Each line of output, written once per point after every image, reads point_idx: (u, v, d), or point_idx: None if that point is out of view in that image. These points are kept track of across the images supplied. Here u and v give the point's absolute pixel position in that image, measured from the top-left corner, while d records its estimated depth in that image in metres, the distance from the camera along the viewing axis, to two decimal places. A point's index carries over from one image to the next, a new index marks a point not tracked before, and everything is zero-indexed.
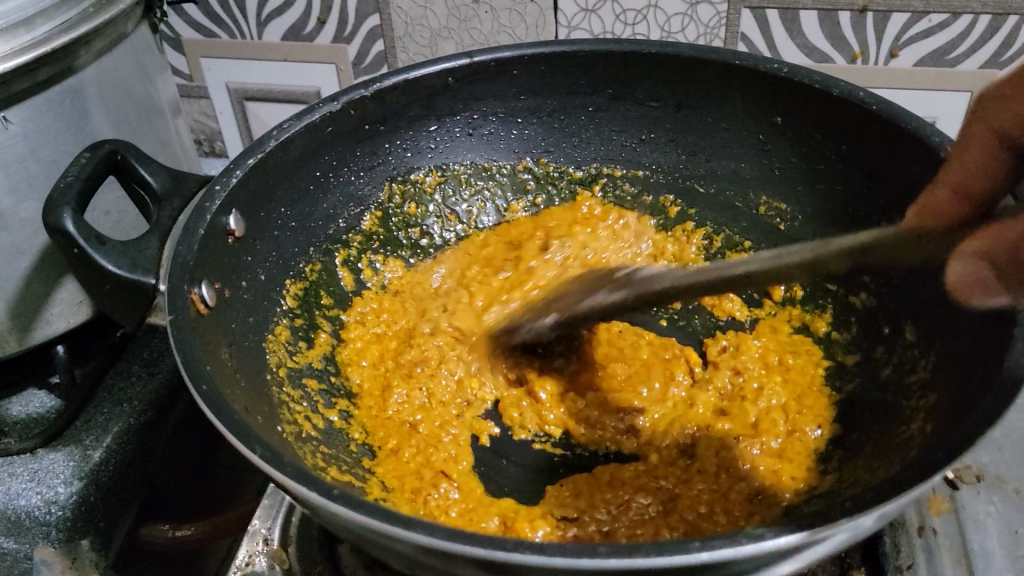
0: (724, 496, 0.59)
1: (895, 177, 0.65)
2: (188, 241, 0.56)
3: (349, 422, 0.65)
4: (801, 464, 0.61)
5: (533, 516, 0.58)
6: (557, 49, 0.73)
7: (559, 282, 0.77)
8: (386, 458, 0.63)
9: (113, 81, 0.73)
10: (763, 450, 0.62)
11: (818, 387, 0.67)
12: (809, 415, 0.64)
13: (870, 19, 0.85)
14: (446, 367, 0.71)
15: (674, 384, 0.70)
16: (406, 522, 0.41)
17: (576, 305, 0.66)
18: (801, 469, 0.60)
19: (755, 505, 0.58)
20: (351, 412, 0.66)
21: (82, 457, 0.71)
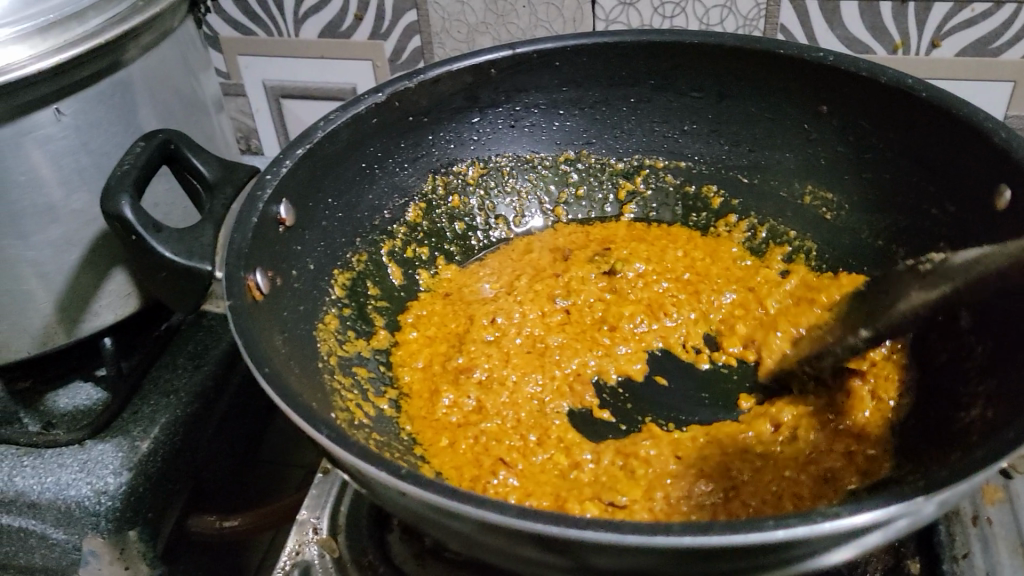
0: (781, 480, 0.59)
1: (946, 164, 0.65)
2: (242, 229, 0.57)
3: (402, 414, 0.65)
4: (866, 439, 0.62)
5: (583, 498, 0.58)
6: (599, 40, 0.73)
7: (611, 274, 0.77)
8: (438, 443, 0.63)
9: (160, 74, 0.74)
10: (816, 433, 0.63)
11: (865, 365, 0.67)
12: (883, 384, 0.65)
13: (912, 8, 0.84)
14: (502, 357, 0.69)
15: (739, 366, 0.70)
16: (476, 500, 0.41)
17: (893, 315, 0.63)
18: (875, 443, 0.61)
19: (822, 488, 0.59)
20: (403, 403, 0.66)
21: (131, 448, 0.71)
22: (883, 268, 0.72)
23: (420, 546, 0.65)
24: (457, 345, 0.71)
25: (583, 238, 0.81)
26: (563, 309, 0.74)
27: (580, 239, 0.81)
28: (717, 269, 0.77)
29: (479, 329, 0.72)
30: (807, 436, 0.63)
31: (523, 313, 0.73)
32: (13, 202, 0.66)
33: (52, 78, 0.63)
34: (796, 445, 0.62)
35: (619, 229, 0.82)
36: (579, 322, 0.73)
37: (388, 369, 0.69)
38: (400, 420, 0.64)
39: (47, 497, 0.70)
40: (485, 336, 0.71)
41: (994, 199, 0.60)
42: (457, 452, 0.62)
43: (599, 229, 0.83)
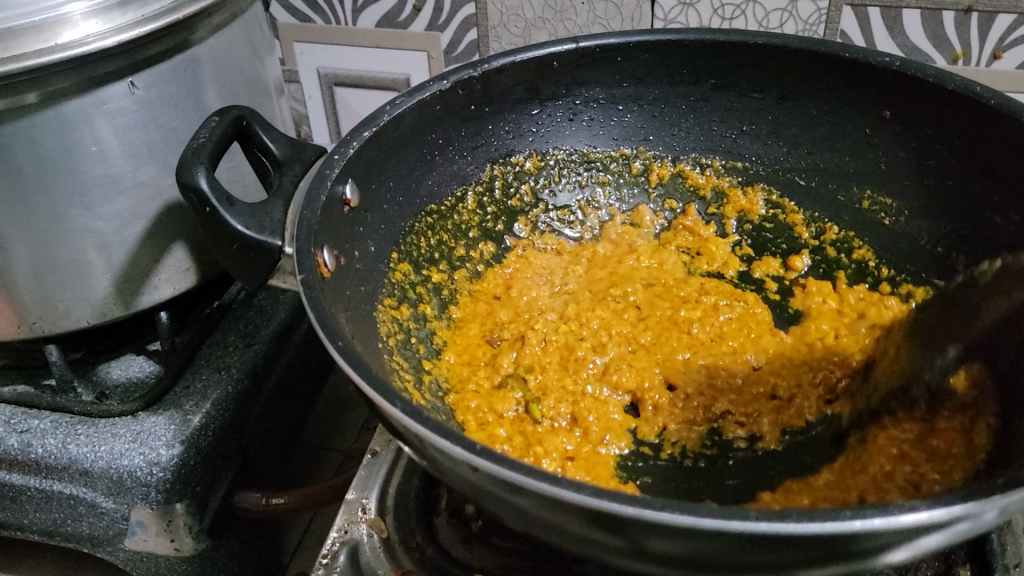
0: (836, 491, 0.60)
1: (1011, 172, 0.65)
2: (312, 206, 0.58)
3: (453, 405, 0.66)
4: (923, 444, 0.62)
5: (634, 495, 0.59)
6: (663, 37, 0.74)
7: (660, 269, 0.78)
8: (492, 435, 0.64)
9: (228, 53, 0.75)
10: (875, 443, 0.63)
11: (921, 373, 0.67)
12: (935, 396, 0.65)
13: (976, 19, 0.84)
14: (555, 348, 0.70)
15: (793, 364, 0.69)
16: (552, 478, 0.41)
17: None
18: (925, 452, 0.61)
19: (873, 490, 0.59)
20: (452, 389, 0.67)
21: (183, 421, 0.72)
22: (942, 275, 0.71)
23: (467, 531, 0.66)
24: (513, 339, 0.71)
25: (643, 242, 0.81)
26: (623, 305, 0.74)
27: (635, 236, 0.81)
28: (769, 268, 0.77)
29: (533, 321, 0.72)
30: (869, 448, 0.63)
31: (584, 308, 0.73)
32: (83, 172, 0.67)
33: (129, 52, 0.65)
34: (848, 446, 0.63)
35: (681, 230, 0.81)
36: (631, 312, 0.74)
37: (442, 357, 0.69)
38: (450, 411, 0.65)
39: (99, 465, 0.71)
40: (535, 331, 0.71)
41: None
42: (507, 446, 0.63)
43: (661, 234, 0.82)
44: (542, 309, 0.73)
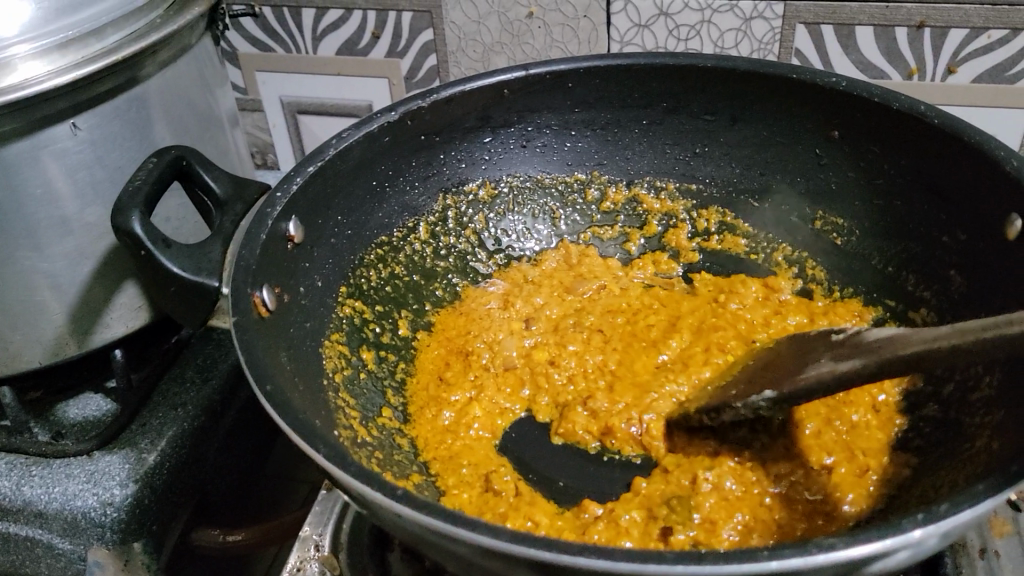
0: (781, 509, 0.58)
1: (957, 191, 0.64)
2: (251, 245, 0.57)
3: (414, 446, 0.65)
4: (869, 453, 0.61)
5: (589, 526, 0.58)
6: (612, 62, 0.73)
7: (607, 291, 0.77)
8: (454, 470, 0.63)
9: (177, 89, 0.75)
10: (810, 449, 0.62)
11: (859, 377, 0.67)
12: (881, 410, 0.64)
13: (928, 34, 0.84)
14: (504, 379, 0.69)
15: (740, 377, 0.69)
16: (470, 523, 0.41)
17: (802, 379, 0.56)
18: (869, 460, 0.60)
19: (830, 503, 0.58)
20: (412, 430, 0.66)
21: (137, 459, 0.72)
22: (894, 295, 0.71)
23: (420, 565, 0.66)
24: (464, 370, 0.70)
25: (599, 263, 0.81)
26: (577, 330, 0.73)
27: (595, 268, 0.80)
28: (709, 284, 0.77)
29: (481, 347, 0.71)
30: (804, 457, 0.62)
31: (538, 337, 0.73)
32: (28, 215, 0.67)
33: (70, 93, 0.64)
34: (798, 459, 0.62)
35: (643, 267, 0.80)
36: (581, 331, 0.73)
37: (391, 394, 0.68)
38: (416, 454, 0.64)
39: (54, 507, 0.70)
40: (488, 363, 0.70)
41: (1005, 228, 0.60)
42: (481, 485, 0.62)
43: (616, 266, 0.80)
44: (495, 333, 0.72)
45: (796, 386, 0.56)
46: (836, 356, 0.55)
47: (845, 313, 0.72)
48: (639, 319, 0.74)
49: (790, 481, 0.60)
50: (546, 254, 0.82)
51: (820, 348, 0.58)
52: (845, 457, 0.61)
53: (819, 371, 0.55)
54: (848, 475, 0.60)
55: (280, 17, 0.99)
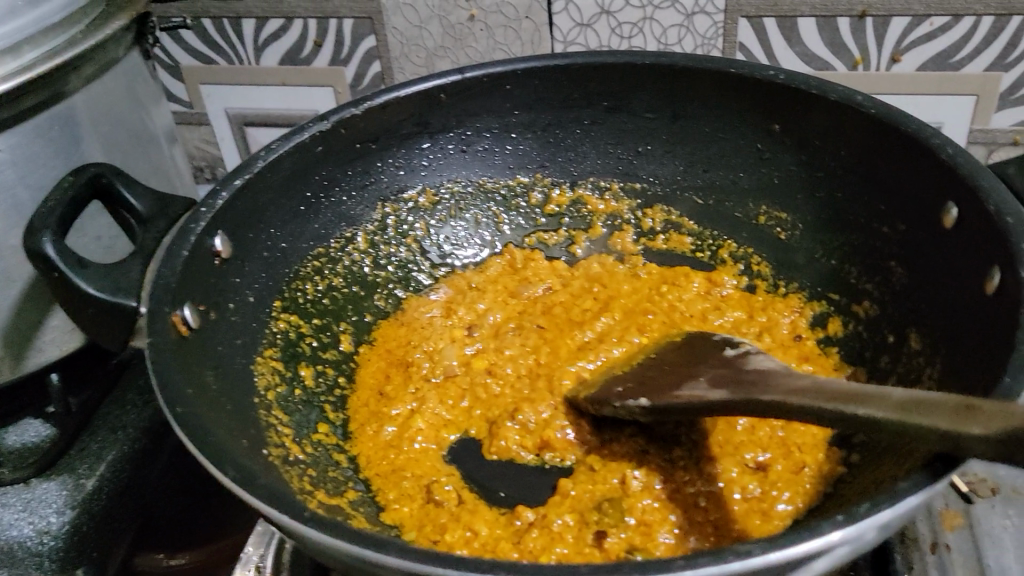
0: (716, 511, 0.57)
1: (897, 182, 0.63)
2: (171, 262, 0.56)
3: (356, 464, 0.63)
4: (808, 451, 0.60)
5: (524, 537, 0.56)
6: (548, 62, 0.72)
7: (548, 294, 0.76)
8: (396, 483, 0.61)
9: (104, 105, 0.73)
10: (745, 446, 0.61)
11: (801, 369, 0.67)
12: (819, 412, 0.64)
13: (870, 24, 0.83)
14: (444, 388, 0.68)
15: None
16: (380, 544, 0.40)
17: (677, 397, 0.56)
18: (807, 455, 0.59)
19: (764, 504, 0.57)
20: (355, 449, 0.64)
21: (74, 487, 0.70)
22: (838, 288, 0.70)
23: None
24: (404, 383, 0.68)
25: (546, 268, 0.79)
26: (517, 333, 0.72)
27: (540, 270, 0.78)
28: (653, 283, 0.76)
29: (421, 357, 0.70)
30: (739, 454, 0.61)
31: (477, 343, 0.72)
32: None
33: None
34: (737, 459, 0.60)
35: (597, 265, 0.79)
36: (521, 335, 0.72)
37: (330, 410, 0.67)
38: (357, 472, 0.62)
39: None
40: (430, 374, 0.69)
41: (943, 217, 0.59)
42: (423, 497, 0.60)
43: (563, 266, 0.79)
44: (435, 343, 0.71)
45: (668, 402, 0.56)
46: (713, 381, 0.55)
47: (782, 306, 0.73)
48: (575, 317, 0.73)
49: (730, 480, 0.59)
50: (490, 260, 0.81)
51: (711, 361, 0.57)
52: (781, 453, 0.60)
53: (691, 394, 0.55)
54: (781, 474, 0.59)
55: (221, 28, 0.98)
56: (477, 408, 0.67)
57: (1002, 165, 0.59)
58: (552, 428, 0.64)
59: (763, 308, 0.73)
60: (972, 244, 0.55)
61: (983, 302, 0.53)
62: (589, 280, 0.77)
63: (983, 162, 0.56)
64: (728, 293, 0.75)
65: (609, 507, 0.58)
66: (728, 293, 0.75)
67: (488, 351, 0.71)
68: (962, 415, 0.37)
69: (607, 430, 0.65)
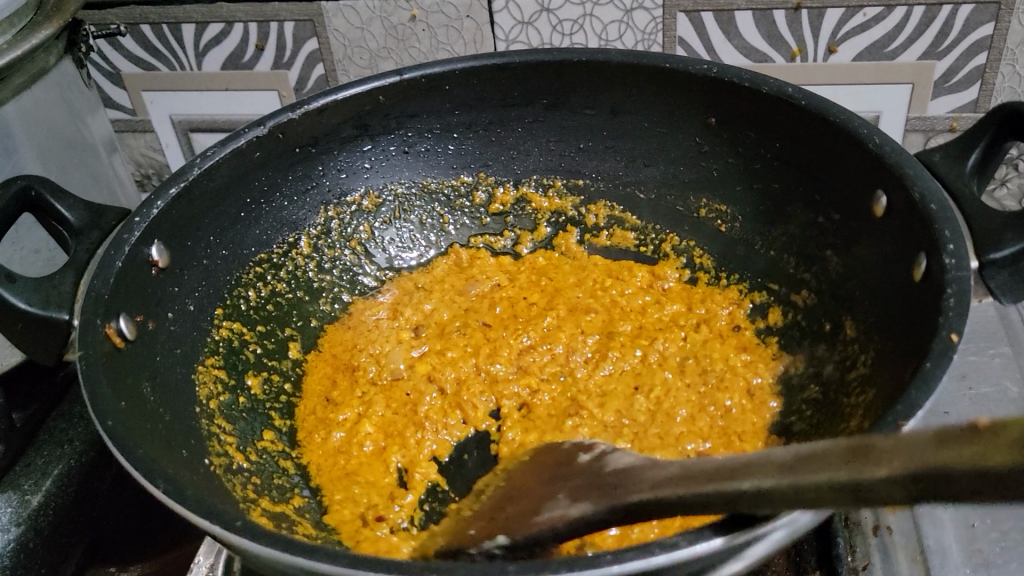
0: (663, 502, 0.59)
1: (830, 172, 0.64)
2: (103, 274, 0.55)
3: (306, 473, 0.62)
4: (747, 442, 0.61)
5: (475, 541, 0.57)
6: (486, 61, 0.72)
7: (493, 292, 0.77)
8: (345, 486, 0.60)
9: (35, 116, 0.72)
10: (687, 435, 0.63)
11: (739, 358, 0.69)
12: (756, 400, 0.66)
13: (806, 16, 0.84)
14: (390, 390, 0.68)
15: (615, 365, 0.69)
16: (309, 551, 0.39)
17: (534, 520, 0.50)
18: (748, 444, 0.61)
19: None
20: (304, 458, 0.63)
21: (20, 503, 0.69)
22: (777, 279, 0.71)
23: None
24: (350, 388, 0.68)
25: (494, 268, 0.80)
26: (463, 335, 0.72)
27: (486, 270, 0.79)
28: (596, 278, 0.77)
29: (365, 360, 0.70)
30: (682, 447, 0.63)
31: (423, 345, 0.72)
32: None
33: None
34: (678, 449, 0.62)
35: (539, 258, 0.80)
36: (465, 335, 0.72)
37: (274, 417, 0.66)
38: (306, 481, 0.62)
39: None
40: (376, 378, 0.69)
41: (873, 205, 0.60)
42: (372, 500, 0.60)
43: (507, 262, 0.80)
44: (381, 346, 0.71)
45: (529, 530, 0.49)
46: (575, 495, 0.49)
47: (722, 299, 0.74)
48: (520, 316, 0.74)
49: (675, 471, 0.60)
50: (435, 262, 0.81)
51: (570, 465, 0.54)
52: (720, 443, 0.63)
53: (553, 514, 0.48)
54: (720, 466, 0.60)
55: (160, 34, 0.96)
56: (423, 406, 0.66)
57: (929, 153, 0.60)
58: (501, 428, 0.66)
59: (703, 300, 0.74)
60: (901, 232, 0.56)
61: (911, 289, 0.54)
62: (532, 276, 0.78)
63: (908, 151, 0.57)
64: (671, 286, 0.77)
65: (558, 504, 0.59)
66: (671, 286, 0.77)
67: (429, 353, 0.71)
68: (852, 462, 0.31)
69: (552, 421, 0.65)
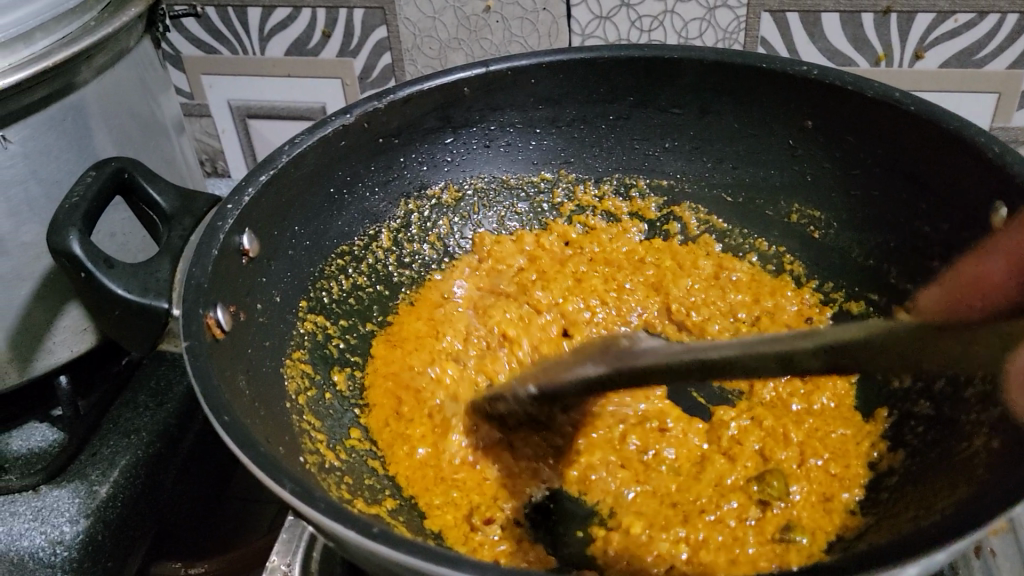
0: (775, 520, 0.57)
1: (939, 181, 0.62)
2: (201, 262, 0.53)
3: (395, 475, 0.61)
4: (853, 456, 0.61)
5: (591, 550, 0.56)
6: (575, 55, 0.70)
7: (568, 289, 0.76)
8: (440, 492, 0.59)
9: (116, 97, 0.68)
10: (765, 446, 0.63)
11: (817, 369, 0.68)
12: (845, 418, 0.64)
13: (895, 20, 0.82)
14: (468, 393, 0.67)
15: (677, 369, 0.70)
16: (455, 561, 0.38)
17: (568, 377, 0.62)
18: (858, 459, 0.61)
19: (817, 507, 0.58)
20: (390, 468, 0.61)
21: (88, 493, 0.67)
22: (877, 288, 0.70)
23: None
24: (419, 405, 0.65)
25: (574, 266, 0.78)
26: (532, 350, 0.71)
27: (550, 269, 0.77)
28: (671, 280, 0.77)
29: (416, 377, 0.67)
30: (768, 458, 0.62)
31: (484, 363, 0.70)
32: None
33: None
34: (778, 459, 0.61)
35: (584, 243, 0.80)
36: (538, 340, 0.72)
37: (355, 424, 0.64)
38: (399, 487, 0.60)
39: None
40: (439, 393, 0.66)
41: (991, 217, 0.58)
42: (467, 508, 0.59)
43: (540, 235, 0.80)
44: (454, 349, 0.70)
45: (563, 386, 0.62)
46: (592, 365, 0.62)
47: (791, 294, 0.75)
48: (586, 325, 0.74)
49: (788, 477, 0.60)
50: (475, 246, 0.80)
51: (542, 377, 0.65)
52: (807, 448, 0.62)
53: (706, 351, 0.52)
54: (823, 478, 0.60)
55: (224, 17, 0.95)
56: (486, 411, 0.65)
57: None
58: (591, 437, 0.64)
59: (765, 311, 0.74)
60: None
61: None
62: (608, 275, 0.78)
63: None
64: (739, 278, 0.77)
65: (646, 506, 0.59)
66: (739, 278, 0.77)
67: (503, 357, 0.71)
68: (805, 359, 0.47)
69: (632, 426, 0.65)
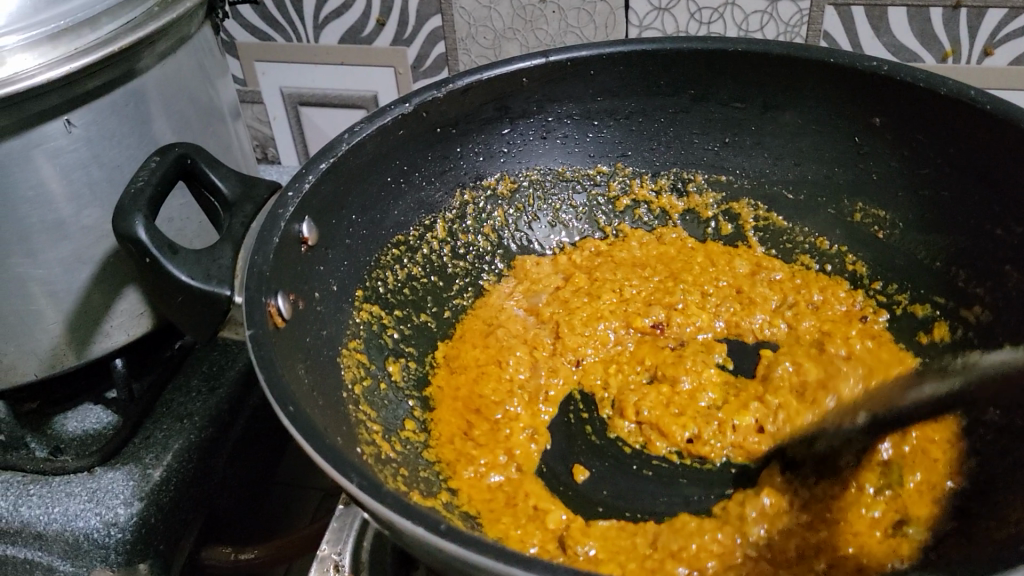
0: (859, 519, 0.56)
1: (1013, 182, 0.61)
2: (263, 250, 0.53)
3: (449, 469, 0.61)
4: (926, 458, 0.60)
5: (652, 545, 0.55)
6: (636, 47, 0.69)
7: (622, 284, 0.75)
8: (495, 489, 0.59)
9: (179, 83, 0.68)
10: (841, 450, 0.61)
11: (883, 370, 0.67)
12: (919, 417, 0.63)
13: (964, 15, 0.80)
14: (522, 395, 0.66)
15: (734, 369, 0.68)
16: (522, 559, 0.37)
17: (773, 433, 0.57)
18: (929, 459, 0.59)
19: (885, 513, 0.57)
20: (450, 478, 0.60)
21: (142, 476, 0.67)
22: (944, 291, 0.68)
23: None
24: (493, 431, 0.63)
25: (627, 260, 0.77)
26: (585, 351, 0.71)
27: (601, 273, 0.76)
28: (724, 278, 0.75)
29: (479, 397, 0.66)
30: (839, 464, 0.60)
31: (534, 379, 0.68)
32: (23, 220, 0.61)
33: (63, 88, 0.58)
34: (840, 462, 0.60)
35: (623, 248, 0.78)
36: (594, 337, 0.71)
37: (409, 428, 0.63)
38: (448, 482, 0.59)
39: (54, 528, 0.66)
40: (511, 413, 0.65)
41: None
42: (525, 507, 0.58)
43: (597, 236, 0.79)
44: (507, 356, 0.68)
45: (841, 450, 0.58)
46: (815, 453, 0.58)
47: (845, 292, 0.73)
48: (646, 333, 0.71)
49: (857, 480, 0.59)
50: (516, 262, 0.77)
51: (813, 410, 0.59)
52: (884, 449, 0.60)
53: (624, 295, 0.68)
54: (892, 481, 0.59)
55: (279, 4, 0.94)
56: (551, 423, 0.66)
57: None
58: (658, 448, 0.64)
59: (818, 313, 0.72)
60: None
61: None
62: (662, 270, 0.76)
63: None
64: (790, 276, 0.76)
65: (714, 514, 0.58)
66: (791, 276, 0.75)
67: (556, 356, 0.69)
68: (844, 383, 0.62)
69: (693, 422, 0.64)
